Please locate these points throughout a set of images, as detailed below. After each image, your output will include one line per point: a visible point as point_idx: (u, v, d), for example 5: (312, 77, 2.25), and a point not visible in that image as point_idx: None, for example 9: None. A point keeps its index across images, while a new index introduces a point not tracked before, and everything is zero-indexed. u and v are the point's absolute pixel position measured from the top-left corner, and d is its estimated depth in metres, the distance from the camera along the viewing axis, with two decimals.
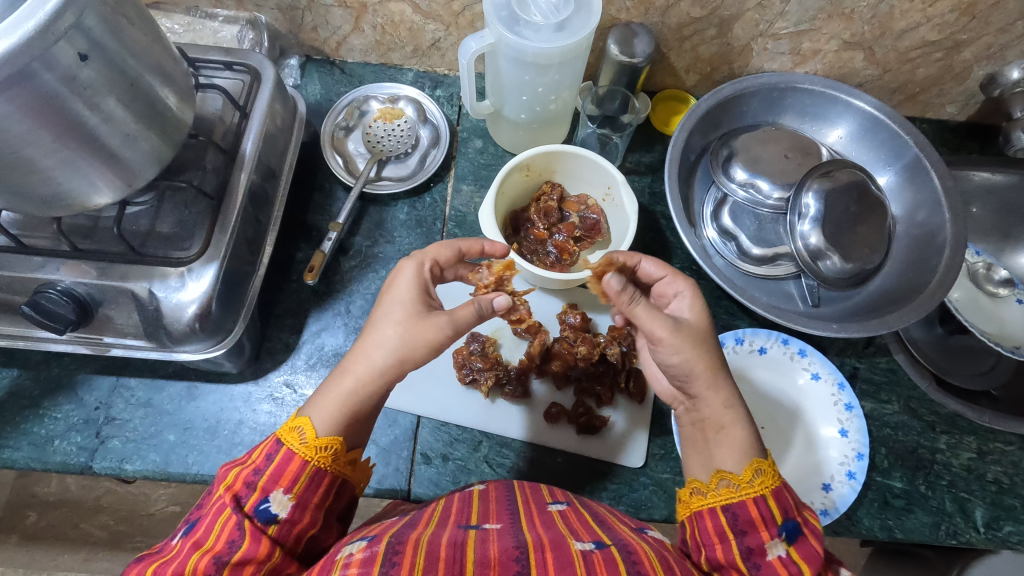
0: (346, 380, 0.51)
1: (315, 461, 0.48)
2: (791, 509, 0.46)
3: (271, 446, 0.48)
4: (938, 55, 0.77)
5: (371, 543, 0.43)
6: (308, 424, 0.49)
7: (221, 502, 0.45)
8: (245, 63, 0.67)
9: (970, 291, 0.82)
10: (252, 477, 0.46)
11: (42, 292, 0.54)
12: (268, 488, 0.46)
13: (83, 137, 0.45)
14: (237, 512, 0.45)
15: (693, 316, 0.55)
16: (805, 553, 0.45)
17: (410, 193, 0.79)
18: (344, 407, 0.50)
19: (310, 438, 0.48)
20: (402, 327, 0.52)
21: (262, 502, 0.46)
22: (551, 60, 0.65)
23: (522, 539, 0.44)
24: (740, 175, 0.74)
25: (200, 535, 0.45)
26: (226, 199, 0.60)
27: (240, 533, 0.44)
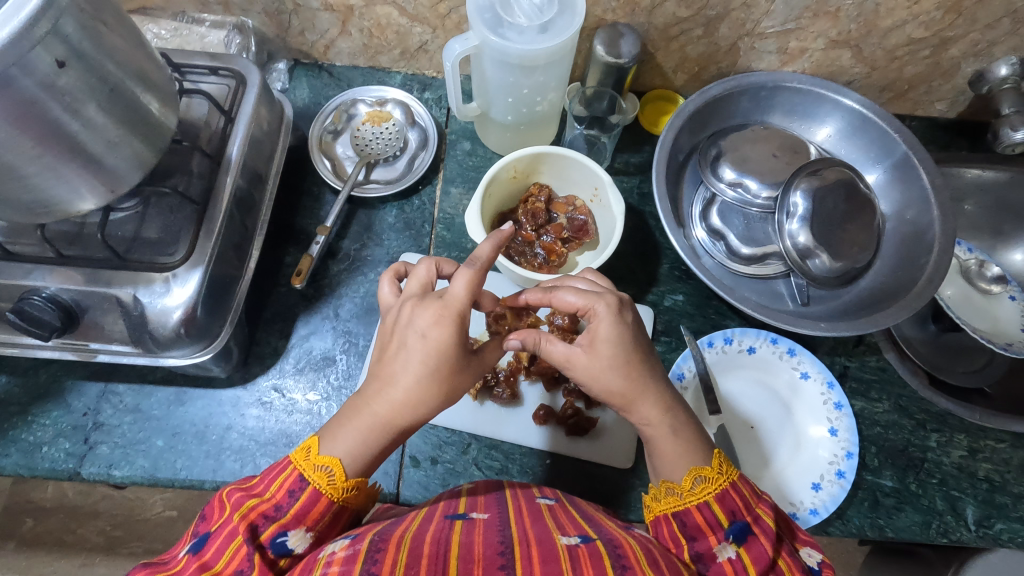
0: (372, 423, 0.49)
1: (340, 503, 0.48)
2: (740, 511, 0.47)
3: (294, 481, 0.48)
4: (925, 52, 0.76)
5: (354, 541, 0.43)
6: (338, 467, 0.48)
7: (233, 528, 0.45)
8: (231, 68, 0.67)
9: (962, 289, 0.82)
10: (274, 512, 0.46)
11: (27, 299, 0.55)
12: (288, 523, 0.46)
13: (63, 142, 0.45)
14: (250, 540, 0.45)
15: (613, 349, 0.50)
16: (755, 555, 0.45)
17: (398, 196, 0.79)
18: (377, 450, 0.50)
19: (339, 481, 0.48)
20: (439, 381, 0.50)
21: (279, 536, 0.46)
22: (536, 62, 0.65)
23: (508, 534, 0.44)
24: (728, 175, 0.74)
25: (207, 557, 0.44)
26: (212, 204, 0.60)
27: (250, 564, 0.44)
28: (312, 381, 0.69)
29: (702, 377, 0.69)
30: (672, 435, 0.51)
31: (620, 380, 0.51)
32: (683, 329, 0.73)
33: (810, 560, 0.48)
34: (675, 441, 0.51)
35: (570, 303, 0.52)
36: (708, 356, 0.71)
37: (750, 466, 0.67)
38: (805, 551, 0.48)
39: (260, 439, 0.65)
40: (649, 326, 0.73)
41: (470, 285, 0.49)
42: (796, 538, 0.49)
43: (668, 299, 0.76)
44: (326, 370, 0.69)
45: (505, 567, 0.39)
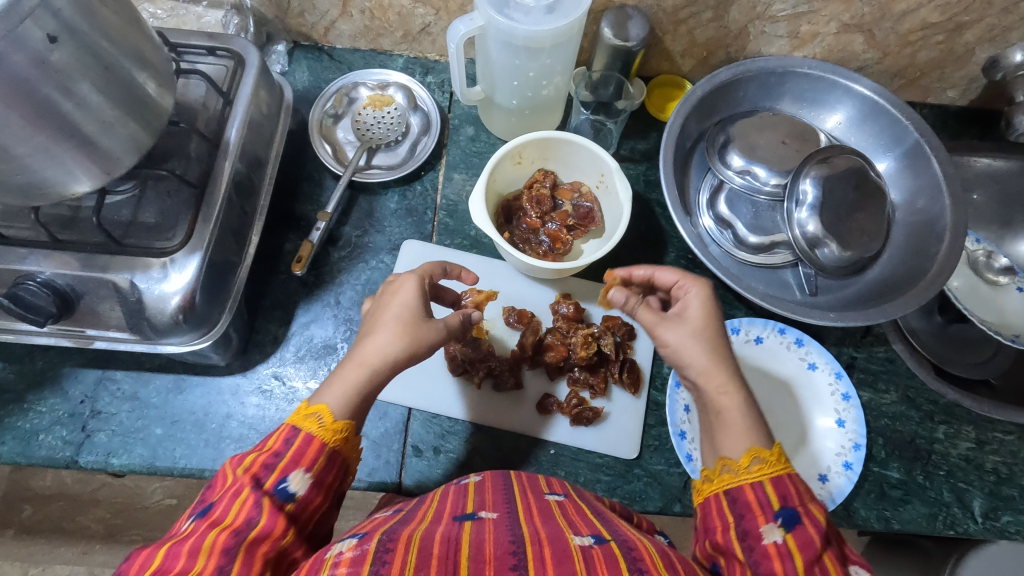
0: (355, 367, 0.51)
1: (335, 446, 0.48)
2: (792, 496, 0.45)
3: (286, 433, 0.47)
4: (939, 37, 0.75)
5: (363, 540, 0.42)
6: (326, 410, 0.48)
7: (239, 484, 0.44)
8: (229, 49, 0.65)
9: (970, 279, 0.81)
10: (272, 458, 0.45)
11: (21, 284, 0.53)
12: (287, 468, 0.45)
13: (55, 121, 0.44)
14: (257, 489, 0.43)
15: (708, 314, 0.55)
16: (802, 541, 0.43)
17: (400, 181, 0.77)
18: (359, 395, 0.50)
19: (331, 423, 0.48)
20: (406, 330, 0.52)
21: (282, 482, 0.45)
22: (542, 45, 0.63)
23: (519, 533, 0.43)
24: (737, 162, 0.73)
25: (215, 516, 0.42)
26: (210, 188, 0.59)
27: (260, 510, 0.43)
28: (313, 369, 0.68)
29: None
30: (741, 408, 0.50)
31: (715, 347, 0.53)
32: None
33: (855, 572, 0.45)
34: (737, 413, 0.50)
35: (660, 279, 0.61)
36: None
37: None
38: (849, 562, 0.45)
39: (260, 428, 0.65)
40: None
41: (431, 270, 0.59)
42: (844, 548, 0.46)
43: None
44: (326, 358, 0.68)
45: (517, 567, 0.38)
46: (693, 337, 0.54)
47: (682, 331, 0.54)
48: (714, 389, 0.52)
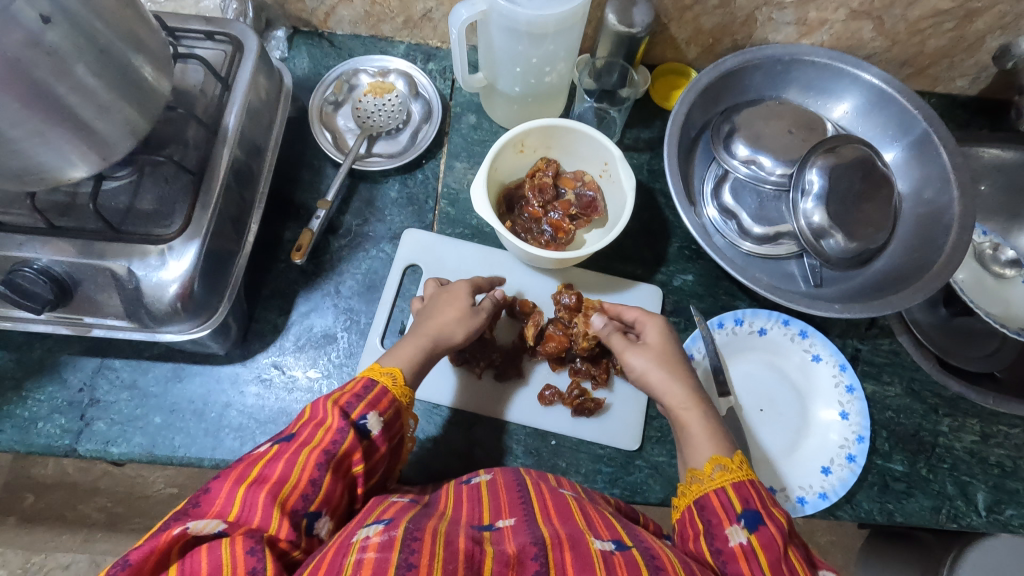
0: (424, 337, 0.59)
1: (402, 402, 0.54)
2: (753, 500, 0.48)
3: (365, 381, 0.53)
4: (950, 25, 0.73)
5: (389, 526, 0.41)
6: (399, 372, 0.55)
7: (328, 413, 0.49)
8: (227, 33, 0.64)
9: (975, 272, 0.80)
10: (354, 399, 0.51)
11: (18, 271, 0.53)
12: (367, 408, 0.51)
13: (49, 104, 0.43)
14: (344, 419, 0.49)
15: (665, 343, 0.61)
16: (765, 541, 0.45)
17: (401, 170, 0.76)
18: (422, 364, 0.58)
19: (401, 384, 0.55)
20: (462, 311, 0.61)
21: (362, 418, 0.50)
22: (546, 30, 0.62)
23: (538, 533, 0.43)
24: (742, 152, 0.72)
25: (304, 438, 0.47)
26: (208, 174, 0.58)
27: (346, 433, 0.48)
28: (313, 358, 0.67)
29: (710, 360, 0.67)
30: (705, 419, 0.55)
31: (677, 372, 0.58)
32: (692, 310, 0.72)
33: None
34: (699, 423, 0.55)
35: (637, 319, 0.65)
36: (718, 337, 0.69)
37: (760, 451, 0.66)
38: (820, 569, 0.47)
39: (260, 417, 0.64)
40: (657, 306, 0.72)
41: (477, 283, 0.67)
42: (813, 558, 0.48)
43: (677, 279, 0.74)
44: (327, 347, 0.68)
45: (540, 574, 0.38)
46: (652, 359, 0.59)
47: (646, 356, 0.59)
48: (678, 406, 0.56)
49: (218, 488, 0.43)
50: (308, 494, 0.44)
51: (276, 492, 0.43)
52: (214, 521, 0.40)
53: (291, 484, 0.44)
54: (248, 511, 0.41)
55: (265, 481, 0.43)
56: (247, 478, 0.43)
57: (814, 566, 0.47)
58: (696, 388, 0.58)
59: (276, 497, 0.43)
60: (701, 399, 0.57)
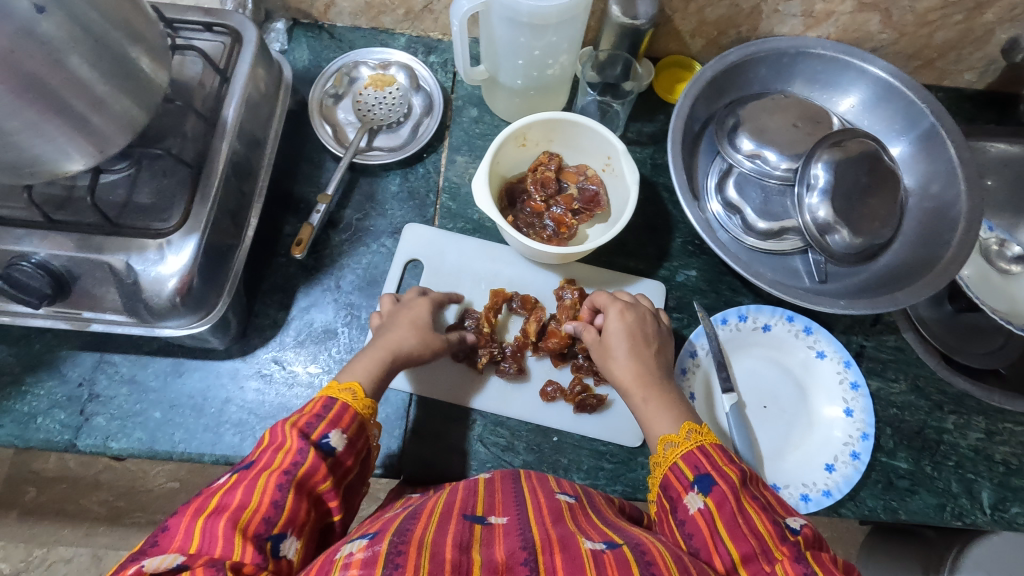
0: (382, 349, 0.59)
1: (365, 416, 0.53)
2: (703, 465, 0.48)
3: (325, 400, 0.52)
4: (958, 17, 0.72)
5: (373, 541, 0.41)
6: (361, 386, 0.55)
7: (287, 436, 0.48)
8: (226, 25, 0.64)
9: (981, 268, 0.79)
10: (313, 419, 0.50)
11: (15, 265, 0.52)
12: (327, 427, 0.50)
13: (44, 95, 0.42)
14: (303, 440, 0.48)
15: (618, 326, 0.61)
16: (718, 500, 0.45)
17: (402, 163, 0.75)
18: (384, 373, 0.58)
19: (362, 397, 0.54)
20: (419, 330, 0.62)
21: (324, 437, 0.49)
22: (548, 21, 0.61)
23: (529, 537, 0.42)
24: (746, 146, 0.71)
25: (262, 464, 0.46)
26: (207, 167, 0.57)
27: (306, 454, 0.47)
28: (313, 354, 0.67)
29: (714, 355, 0.67)
30: (658, 401, 0.57)
31: (626, 357, 0.59)
32: (696, 306, 0.71)
33: (791, 522, 0.45)
34: (646, 407, 0.57)
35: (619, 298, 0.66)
36: (721, 334, 0.69)
37: (764, 448, 0.65)
38: (789, 516, 0.46)
39: (260, 412, 0.64)
40: (660, 302, 0.71)
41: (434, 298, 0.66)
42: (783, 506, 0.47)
43: (681, 274, 0.73)
44: (327, 343, 0.67)
45: None
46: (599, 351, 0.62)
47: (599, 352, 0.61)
48: (631, 390, 0.58)
49: (177, 522, 0.42)
50: (270, 517, 0.43)
51: (235, 519, 0.42)
52: (173, 556, 0.39)
53: (251, 509, 0.43)
54: (209, 542, 0.40)
55: (223, 509, 0.42)
56: (207, 509, 0.42)
57: (781, 514, 0.46)
58: (648, 369, 0.59)
59: (236, 524, 0.42)
60: (650, 380, 0.58)
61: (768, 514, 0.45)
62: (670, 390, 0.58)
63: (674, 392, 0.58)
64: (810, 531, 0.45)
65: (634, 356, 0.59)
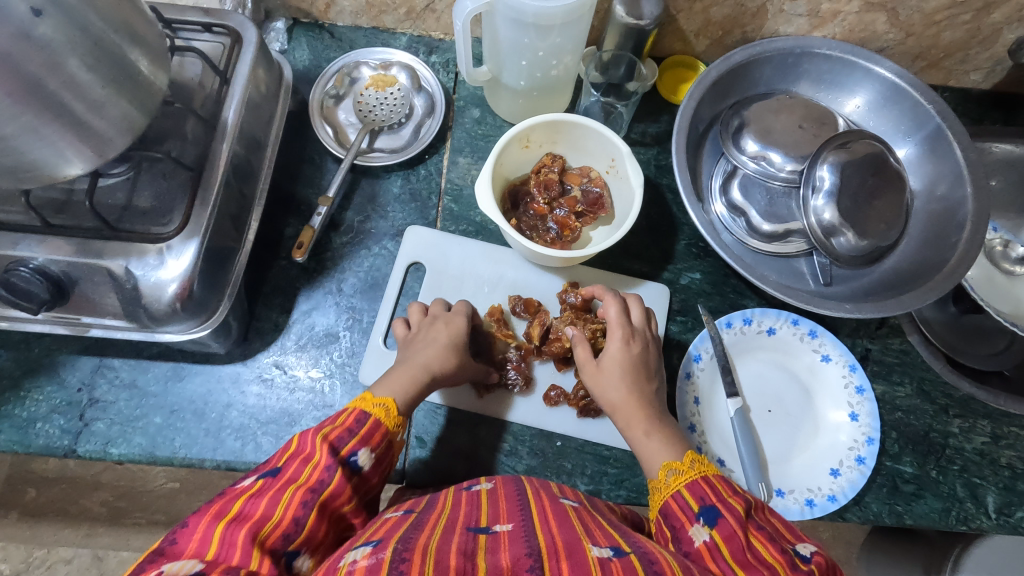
0: (414, 368, 0.59)
1: (394, 433, 0.54)
2: (708, 496, 0.48)
3: (357, 413, 0.53)
4: (966, 17, 0.72)
5: (377, 549, 0.41)
6: (393, 403, 0.55)
7: (316, 450, 0.48)
8: (226, 25, 0.63)
9: (985, 269, 0.78)
10: (345, 432, 0.51)
11: (13, 270, 0.52)
12: (358, 445, 0.51)
13: (41, 99, 0.42)
14: (332, 457, 0.48)
15: (620, 352, 0.60)
16: (726, 534, 0.44)
17: (404, 165, 0.75)
18: (416, 395, 0.58)
19: (393, 415, 0.54)
20: (455, 349, 0.61)
21: (352, 454, 0.50)
22: (553, 22, 0.61)
23: (535, 544, 0.42)
24: (751, 147, 0.70)
25: (288, 475, 0.46)
26: (207, 171, 0.57)
27: (333, 472, 0.47)
28: (315, 358, 0.66)
29: (718, 359, 0.67)
30: (658, 434, 0.56)
31: (619, 391, 0.59)
32: (700, 309, 0.71)
33: (802, 549, 0.45)
34: (647, 441, 0.56)
35: (629, 313, 0.64)
36: (726, 337, 0.68)
37: (769, 454, 0.65)
38: (799, 543, 0.46)
39: (261, 417, 0.63)
40: (663, 306, 0.70)
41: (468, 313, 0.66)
42: (790, 534, 0.47)
43: (685, 277, 0.73)
44: (329, 347, 0.67)
45: None
46: (593, 380, 0.60)
47: (594, 378, 0.60)
48: (628, 426, 0.57)
49: (196, 523, 0.41)
50: (289, 533, 0.43)
51: (255, 531, 0.41)
52: (191, 562, 0.38)
53: (273, 522, 0.43)
54: (226, 551, 0.39)
55: (245, 519, 0.42)
56: (227, 516, 0.42)
57: (790, 541, 0.46)
58: (647, 402, 0.58)
59: (255, 536, 0.41)
60: (650, 413, 0.58)
61: (774, 544, 0.44)
62: (669, 425, 0.58)
63: (671, 426, 0.58)
64: (822, 557, 0.44)
65: (630, 385, 0.59)
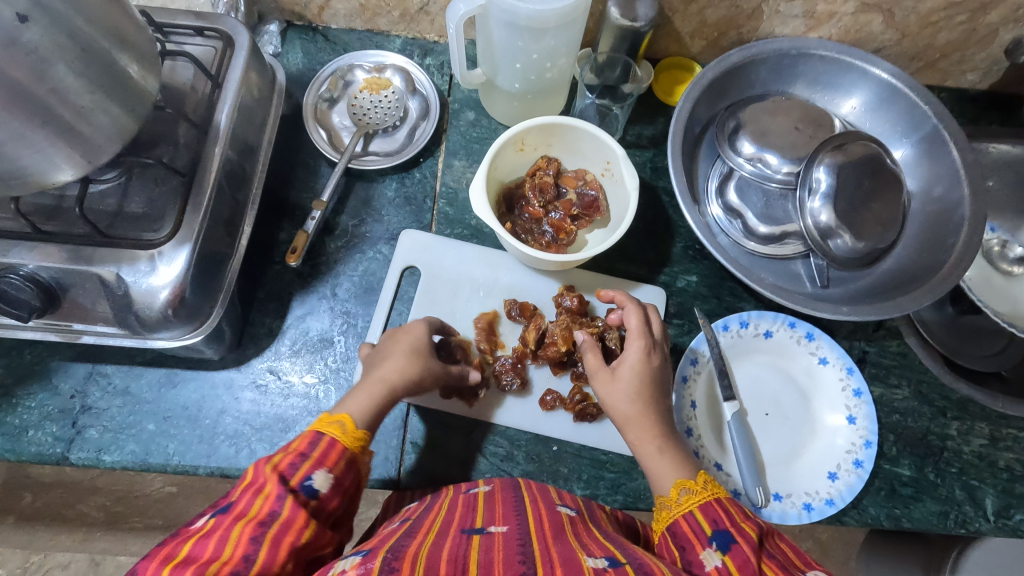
0: (373, 383, 0.57)
1: (355, 450, 0.52)
2: (723, 520, 0.47)
3: (312, 436, 0.51)
4: (962, 17, 0.71)
5: (366, 559, 0.40)
6: (349, 418, 0.53)
7: (266, 480, 0.47)
8: (217, 29, 0.62)
9: (983, 270, 0.78)
10: (298, 457, 0.49)
11: (3, 278, 0.51)
12: (312, 468, 0.49)
13: (28, 106, 0.41)
14: (283, 485, 0.47)
15: (637, 364, 0.59)
16: (739, 561, 0.44)
17: (399, 168, 0.74)
18: (377, 409, 0.56)
19: (352, 430, 0.53)
20: (415, 358, 0.59)
21: (307, 479, 0.48)
22: (546, 24, 0.60)
23: (529, 553, 0.41)
24: (747, 149, 0.70)
25: (238, 510, 0.45)
26: (199, 176, 0.56)
27: (284, 502, 0.46)
28: (310, 363, 0.66)
29: (715, 363, 0.66)
30: (668, 454, 0.55)
31: (632, 404, 0.57)
32: (696, 312, 0.70)
33: None
34: (659, 459, 0.55)
35: (650, 323, 0.62)
36: (722, 340, 0.68)
37: (766, 457, 0.65)
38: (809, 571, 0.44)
39: (255, 424, 0.63)
40: (660, 310, 0.70)
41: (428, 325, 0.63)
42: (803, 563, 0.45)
43: (681, 280, 0.72)
44: (324, 352, 0.66)
45: None
46: (606, 389, 0.59)
47: (608, 389, 0.59)
48: (640, 441, 0.57)
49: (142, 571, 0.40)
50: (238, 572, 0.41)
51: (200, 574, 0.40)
52: None
53: (221, 561, 0.41)
54: None
55: (191, 562, 0.41)
56: (174, 559, 0.41)
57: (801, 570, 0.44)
58: (660, 420, 0.57)
59: None
60: (662, 431, 0.57)
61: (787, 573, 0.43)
62: (682, 445, 0.57)
63: (685, 451, 0.57)
64: None
65: (642, 398, 0.58)
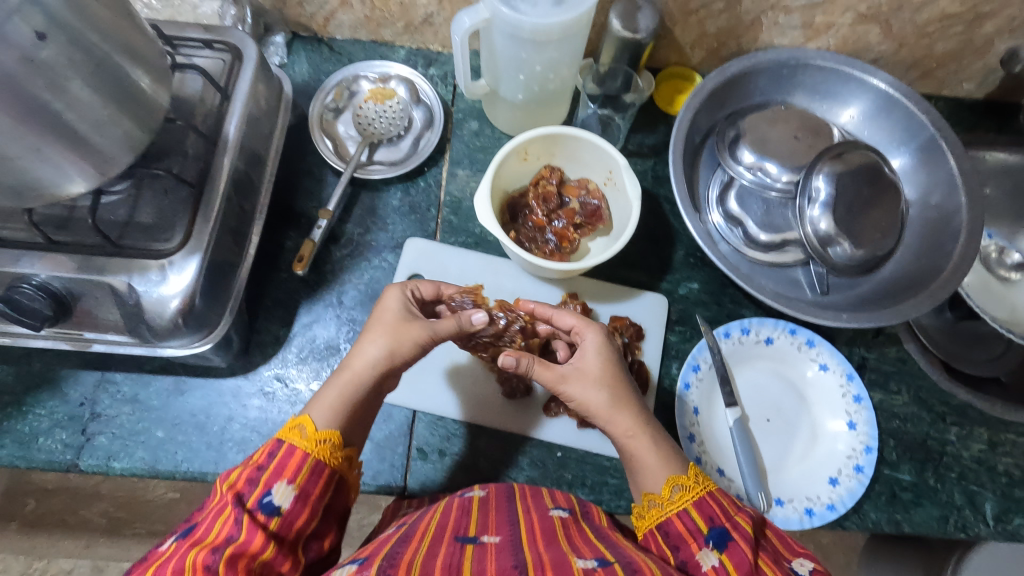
0: (344, 376, 0.56)
1: (318, 456, 0.52)
2: (718, 516, 0.48)
3: (270, 448, 0.51)
4: (958, 28, 0.73)
5: (363, 567, 0.41)
6: (308, 421, 0.53)
7: (222, 502, 0.47)
8: (226, 41, 0.63)
9: (981, 276, 0.79)
10: (255, 473, 0.49)
11: (16, 287, 0.52)
12: (270, 482, 0.49)
13: (44, 121, 0.42)
14: (240, 505, 0.47)
15: (597, 358, 0.58)
16: (737, 560, 0.44)
17: (403, 177, 0.75)
18: (344, 400, 0.55)
19: (311, 434, 0.52)
20: (388, 331, 0.57)
21: (266, 496, 0.48)
22: (549, 37, 0.61)
23: (521, 558, 0.42)
24: (748, 158, 0.71)
25: (197, 535, 0.45)
26: (208, 186, 0.57)
27: (240, 525, 0.46)
28: (316, 370, 0.66)
29: (717, 369, 0.67)
30: (649, 447, 0.54)
31: (605, 395, 0.56)
32: (697, 319, 0.71)
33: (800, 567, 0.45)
34: (648, 454, 0.54)
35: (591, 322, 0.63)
36: (725, 347, 0.69)
37: (769, 463, 0.65)
38: (796, 560, 0.46)
39: (263, 431, 0.64)
40: (661, 317, 0.71)
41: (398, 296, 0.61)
42: (790, 550, 0.47)
43: (683, 287, 0.73)
44: (330, 359, 0.67)
45: None
46: (580, 386, 0.57)
47: (582, 383, 0.57)
48: (624, 434, 0.55)
49: None
50: None
51: None
52: None
53: None
54: None
55: None
56: None
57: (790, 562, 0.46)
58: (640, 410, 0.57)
59: None
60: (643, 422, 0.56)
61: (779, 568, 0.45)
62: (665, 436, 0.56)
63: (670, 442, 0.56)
64: None
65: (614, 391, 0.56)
